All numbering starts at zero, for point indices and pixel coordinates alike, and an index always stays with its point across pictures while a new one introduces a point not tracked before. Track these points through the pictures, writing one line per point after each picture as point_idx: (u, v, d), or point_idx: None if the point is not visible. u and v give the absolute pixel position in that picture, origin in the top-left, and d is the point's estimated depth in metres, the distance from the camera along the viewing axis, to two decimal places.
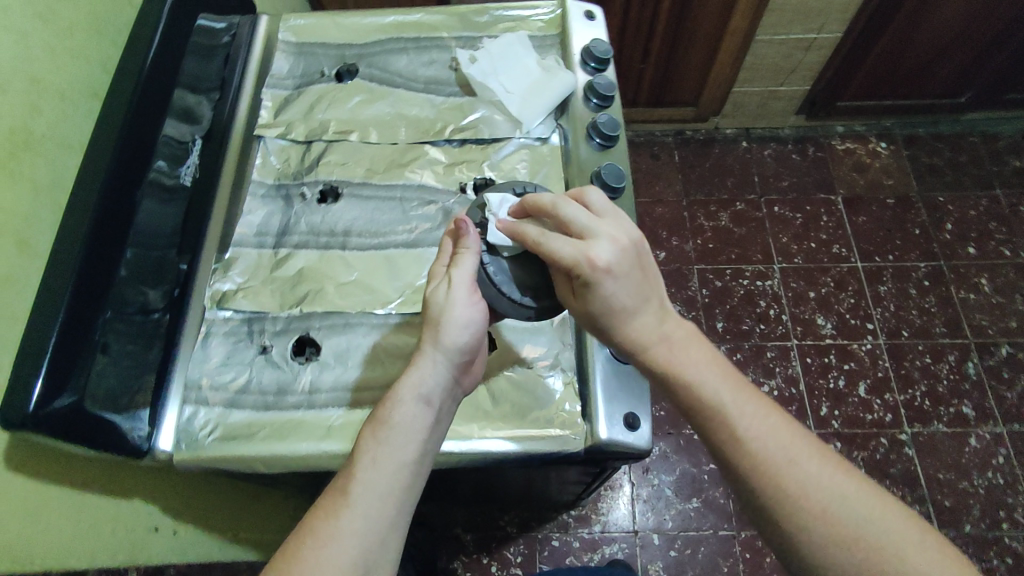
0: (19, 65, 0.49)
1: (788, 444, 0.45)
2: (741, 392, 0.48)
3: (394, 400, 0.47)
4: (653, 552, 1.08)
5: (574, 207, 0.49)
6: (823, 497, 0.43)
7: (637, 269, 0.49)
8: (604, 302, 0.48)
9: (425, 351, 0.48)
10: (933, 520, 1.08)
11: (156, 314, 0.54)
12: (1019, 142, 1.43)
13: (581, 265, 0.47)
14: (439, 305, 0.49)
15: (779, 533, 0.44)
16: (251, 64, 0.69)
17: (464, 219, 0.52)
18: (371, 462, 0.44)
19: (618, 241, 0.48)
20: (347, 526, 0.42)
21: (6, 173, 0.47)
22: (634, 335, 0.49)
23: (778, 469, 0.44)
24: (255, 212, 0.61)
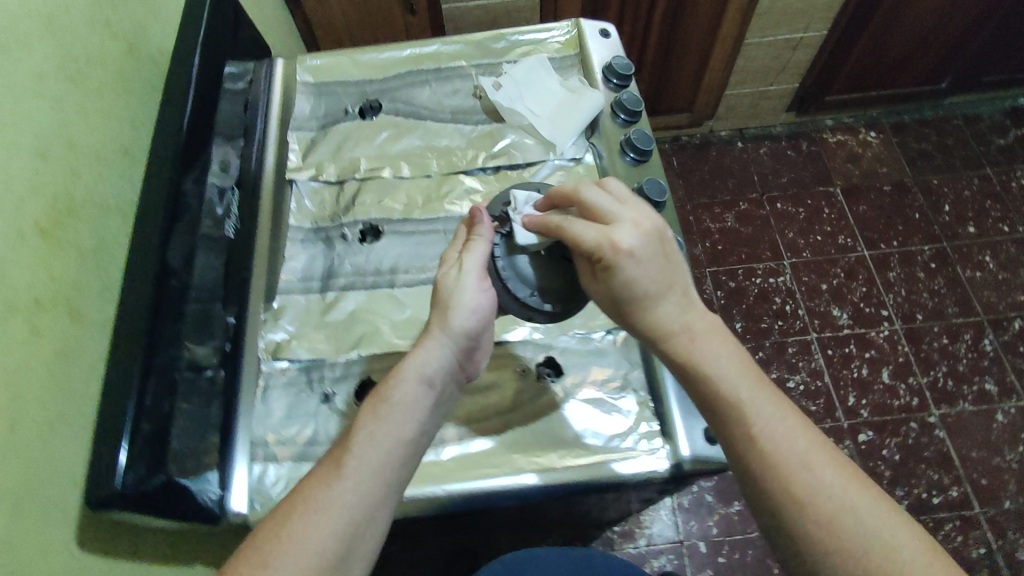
0: (60, 131, 0.47)
1: (804, 450, 0.42)
2: (760, 389, 0.44)
3: (397, 377, 0.45)
4: (702, 560, 1.07)
5: (596, 194, 0.48)
6: (834, 507, 0.40)
7: (663, 253, 0.46)
8: (627, 286, 0.46)
9: (432, 333, 0.47)
10: (973, 499, 1.09)
11: (210, 373, 0.51)
12: (1001, 121, 1.48)
13: (603, 249, 0.46)
14: (448, 287, 0.48)
15: (783, 536, 0.41)
16: (273, 110, 0.68)
17: (479, 210, 0.53)
18: (369, 438, 0.42)
19: (642, 226, 0.47)
20: (337, 498, 0.40)
21: (55, 241, 0.45)
22: (657, 323, 0.46)
23: (790, 474, 0.41)
24: (296, 257, 0.60)
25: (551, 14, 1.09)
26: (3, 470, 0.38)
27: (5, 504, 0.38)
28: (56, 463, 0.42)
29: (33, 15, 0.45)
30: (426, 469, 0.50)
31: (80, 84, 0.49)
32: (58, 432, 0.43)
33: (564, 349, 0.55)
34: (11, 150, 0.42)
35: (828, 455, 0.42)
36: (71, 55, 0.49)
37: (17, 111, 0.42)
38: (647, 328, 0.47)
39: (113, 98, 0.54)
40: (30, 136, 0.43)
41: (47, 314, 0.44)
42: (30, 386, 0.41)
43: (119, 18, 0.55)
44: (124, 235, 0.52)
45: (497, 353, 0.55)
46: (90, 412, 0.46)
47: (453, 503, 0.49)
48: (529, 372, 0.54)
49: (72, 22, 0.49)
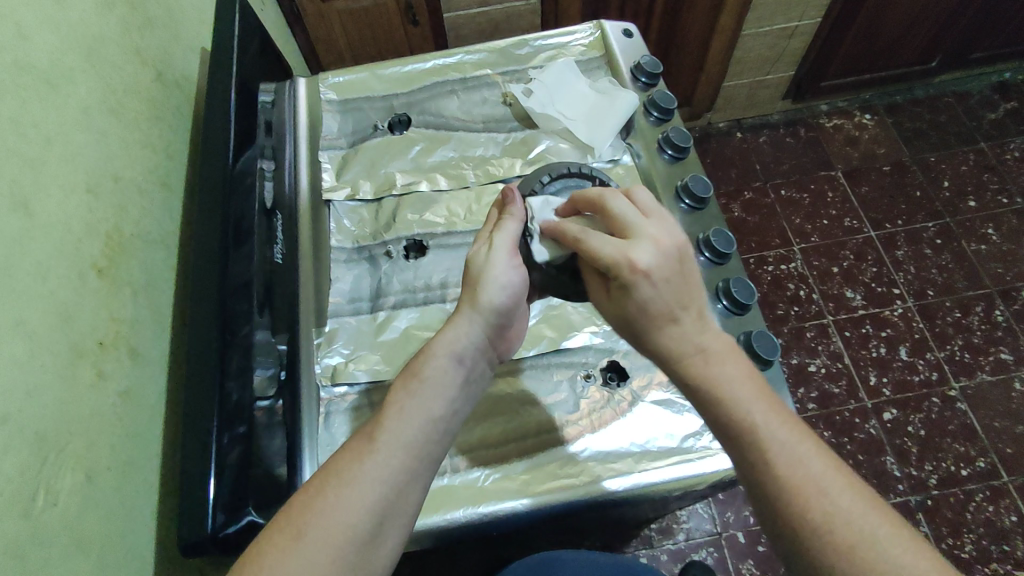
0: (105, 165, 0.45)
1: (816, 468, 0.39)
2: (777, 413, 0.41)
3: (428, 352, 0.44)
4: (741, 550, 1.07)
5: (624, 203, 0.46)
6: (854, 535, 0.37)
7: (679, 275, 0.43)
8: (641, 307, 0.42)
9: (464, 311, 0.46)
10: (1000, 469, 1.11)
11: (267, 402, 0.50)
12: (989, 96, 1.51)
13: (619, 266, 0.43)
14: (478, 265, 0.47)
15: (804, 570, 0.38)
16: (300, 130, 0.67)
17: (511, 189, 0.51)
18: (399, 411, 0.41)
19: (661, 244, 0.43)
20: (369, 471, 0.39)
21: (111, 281, 0.43)
22: (669, 345, 0.43)
23: (805, 496, 0.38)
24: (342, 278, 0.59)
25: (554, 17, 1.09)
26: (87, 521, 0.37)
27: (92, 556, 0.37)
28: (132, 508, 0.41)
29: (73, 48, 0.44)
30: (504, 484, 0.49)
31: (120, 116, 0.48)
32: (131, 476, 0.41)
33: (626, 352, 0.56)
34: (62, 190, 0.40)
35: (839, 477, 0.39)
36: (109, 87, 0.47)
37: (68, 148, 0.41)
38: (661, 348, 0.43)
39: (150, 128, 0.52)
40: (81, 172, 0.42)
41: (110, 355, 0.42)
42: (102, 432, 0.40)
43: (148, 46, 0.54)
44: (171, 268, 0.51)
45: (563, 363, 0.55)
46: (158, 453, 0.45)
47: (534, 516, 0.49)
48: (594, 377, 0.55)
49: (107, 53, 0.48)
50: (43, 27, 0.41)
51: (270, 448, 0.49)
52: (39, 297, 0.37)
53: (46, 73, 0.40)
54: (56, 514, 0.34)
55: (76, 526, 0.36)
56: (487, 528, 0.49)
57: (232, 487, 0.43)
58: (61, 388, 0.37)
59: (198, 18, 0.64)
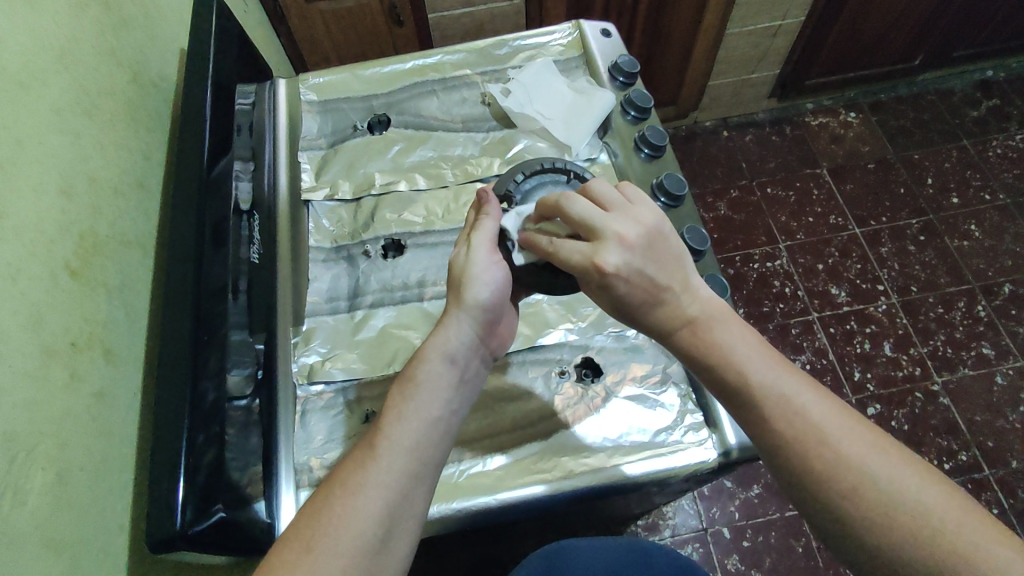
0: (79, 166, 0.45)
1: (823, 420, 0.40)
2: (773, 364, 0.43)
3: (421, 357, 0.45)
4: (727, 545, 1.08)
5: (580, 205, 0.45)
6: (857, 476, 0.38)
7: (652, 263, 0.44)
8: (621, 302, 0.44)
9: (451, 312, 0.47)
10: (981, 462, 1.12)
11: (244, 402, 0.51)
12: (972, 94, 1.52)
13: (589, 272, 0.44)
14: (461, 263, 0.48)
15: (814, 512, 0.40)
16: (280, 130, 0.67)
17: (486, 192, 0.52)
18: (398, 415, 0.43)
19: (626, 240, 0.44)
20: (375, 477, 0.40)
21: (83, 281, 0.43)
22: (659, 324, 0.45)
23: (807, 444, 0.40)
24: (321, 278, 0.60)
25: (538, 17, 1.09)
26: (58, 521, 0.37)
27: (63, 556, 0.37)
28: (105, 508, 0.41)
29: (46, 51, 0.44)
30: (476, 480, 0.50)
31: (95, 119, 0.48)
32: (104, 476, 0.42)
33: (601, 348, 0.56)
34: (37, 191, 0.40)
35: (852, 425, 0.40)
36: (84, 89, 0.48)
37: (41, 150, 0.41)
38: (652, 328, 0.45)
39: (126, 130, 0.52)
40: (53, 173, 0.42)
41: (83, 356, 0.42)
42: (73, 433, 0.40)
43: (123, 48, 0.54)
44: (146, 269, 0.51)
45: (537, 360, 0.56)
46: (132, 453, 0.45)
47: (509, 511, 0.49)
48: (569, 374, 0.55)
49: (82, 55, 0.48)
50: (13, 30, 0.41)
51: (245, 447, 0.49)
52: (10, 298, 0.37)
53: (18, 76, 0.40)
54: (26, 513, 0.35)
55: (46, 525, 0.36)
56: (461, 524, 0.49)
57: (204, 486, 0.44)
58: (31, 389, 0.37)
59: (175, 19, 0.64)
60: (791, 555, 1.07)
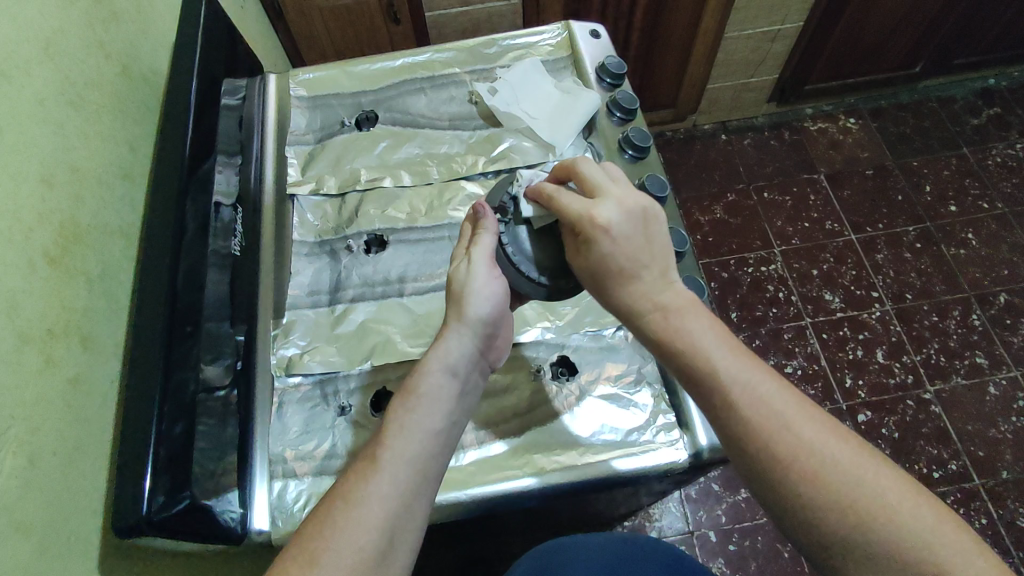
0: (61, 156, 0.46)
1: (787, 409, 0.41)
2: (736, 353, 0.44)
3: (423, 370, 0.46)
4: (713, 549, 1.08)
5: (593, 167, 0.49)
6: (817, 461, 0.39)
7: (641, 233, 0.46)
8: (601, 260, 0.46)
9: (451, 325, 0.48)
10: (971, 471, 1.12)
11: (223, 392, 0.51)
12: (973, 102, 1.52)
13: (582, 220, 0.46)
14: (460, 279, 0.48)
15: (771, 497, 0.40)
16: (269, 125, 0.68)
17: (482, 204, 0.52)
18: (400, 428, 0.43)
19: (625, 204, 0.47)
20: (377, 490, 0.40)
21: (63, 270, 0.44)
22: (630, 300, 0.46)
23: (768, 429, 0.40)
24: (302, 272, 0.61)
25: (535, 18, 1.09)
26: (27, 504, 0.37)
27: (32, 539, 0.37)
28: (78, 494, 0.41)
29: (30, 41, 0.44)
30: (448, 476, 0.50)
31: (80, 109, 0.49)
32: (79, 463, 0.42)
33: (577, 347, 0.57)
34: (18, 179, 0.41)
35: (814, 415, 0.41)
36: (69, 79, 0.48)
37: (22, 138, 0.42)
38: (622, 305, 0.46)
39: (111, 121, 0.53)
40: (35, 162, 0.43)
41: (60, 343, 0.42)
42: (47, 418, 0.40)
43: (112, 40, 0.55)
44: (129, 258, 0.51)
45: (514, 357, 0.56)
46: (109, 441, 0.45)
47: (479, 507, 0.50)
48: (544, 372, 0.56)
49: (68, 46, 0.49)
50: None
51: (222, 438, 0.50)
52: None
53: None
54: None
55: (15, 508, 0.36)
56: (434, 518, 0.50)
57: (173, 475, 0.44)
58: (6, 372, 0.37)
59: (168, 13, 0.65)
60: (778, 560, 1.06)
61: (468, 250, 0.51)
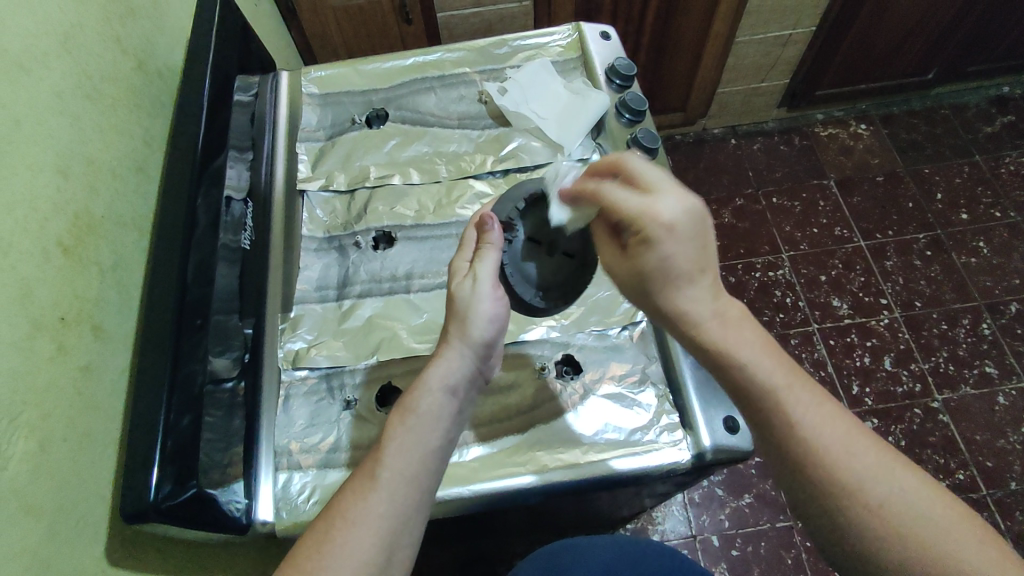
0: (76, 147, 0.46)
1: (846, 435, 0.41)
2: (796, 376, 0.44)
3: (422, 387, 0.45)
4: (715, 554, 1.07)
5: (647, 161, 0.45)
6: (883, 492, 0.40)
7: (700, 234, 0.43)
8: (659, 263, 0.43)
9: (452, 343, 0.47)
10: (979, 482, 1.11)
11: (230, 384, 0.52)
12: (986, 109, 1.50)
13: (643, 219, 0.43)
14: (465, 296, 0.48)
15: (829, 525, 0.41)
16: (280, 121, 0.68)
17: (491, 215, 0.51)
18: (399, 447, 0.43)
19: (687, 202, 0.43)
20: (375, 509, 0.40)
21: (76, 259, 0.44)
22: (683, 308, 0.44)
23: (832, 457, 0.41)
24: (311, 267, 0.61)
25: (546, 20, 1.09)
26: (38, 489, 0.38)
27: (40, 523, 0.37)
28: (86, 480, 0.42)
29: (49, 35, 0.45)
30: (450, 471, 0.50)
31: (96, 102, 0.50)
32: (88, 450, 0.42)
33: (581, 346, 0.57)
34: (34, 170, 0.42)
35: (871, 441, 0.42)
36: (85, 73, 0.49)
37: (39, 130, 0.43)
38: (674, 310, 0.44)
39: (126, 114, 0.53)
40: (51, 153, 0.43)
41: (72, 331, 0.43)
42: (58, 404, 0.40)
43: (128, 35, 0.56)
44: (141, 251, 0.52)
45: (518, 355, 0.56)
46: (117, 431, 0.45)
47: (481, 502, 0.50)
48: (548, 370, 0.56)
49: (85, 40, 0.50)
50: (17, 13, 0.42)
51: (228, 429, 0.51)
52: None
53: (18, 58, 0.42)
54: (6, 478, 0.35)
55: (25, 492, 0.36)
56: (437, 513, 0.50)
57: (180, 464, 0.45)
58: (18, 358, 0.38)
59: (184, 9, 0.66)
60: (780, 566, 1.06)
61: (473, 265, 0.50)
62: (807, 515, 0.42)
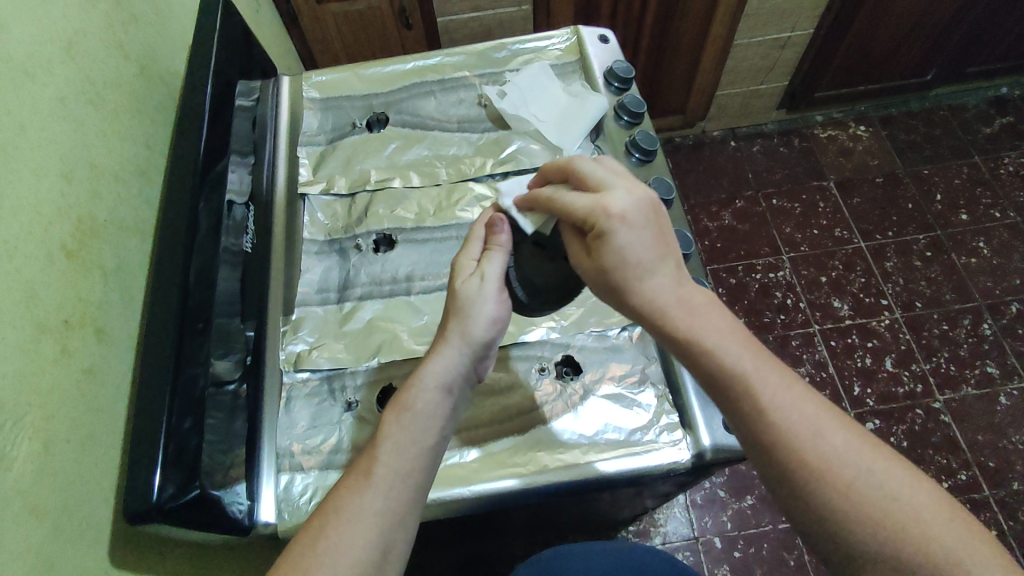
0: (79, 152, 0.47)
1: (813, 416, 0.42)
2: (764, 360, 0.44)
3: (418, 385, 0.45)
4: (717, 555, 1.07)
5: (591, 165, 0.48)
6: (850, 472, 0.40)
7: (654, 223, 0.45)
8: (619, 255, 0.44)
9: (450, 341, 0.47)
10: (982, 483, 1.10)
11: (233, 386, 0.53)
12: (985, 111, 1.51)
13: (595, 214, 0.44)
14: (470, 295, 0.48)
15: (798, 507, 0.41)
16: (282, 126, 0.69)
17: (502, 218, 0.52)
18: (393, 444, 0.43)
19: (634, 193, 0.45)
20: (369, 507, 0.41)
21: (79, 263, 0.45)
22: (652, 297, 0.44)
23: (800, 438, 0.41)
24: (312, 270, 0.62)
25: (545, 24, 1.10)
26: (42, 490, 0.38)
27: (44, 523, 0.38)
28: (90, 482, 0.42)
29: (53, 41, 0.46)
30: (451, 472, 0.51)
31: (99, 108, 0.50)
32: (91, 451, 0.43)
33: (581, 347, 0.57)
34: (39, 174, 0.42)
35: (840, 423, 0.42)
36: (89, 79, 0.49)
37: (43, 134, 0.43)
38: (643, 301, 0.45)
39: (128, 119, 0.54)
40: (54, 158, 0.44)
41: (75, 334, 0.43)
42: (62, 405, 0.41)
43: (131, 42, 0.56)
44: (144, 254, 0.52)
45: (518, 356, 0.57)
46: (120, 434, 0.46)
47: (483, 503, 0.50)
48: (548, 371, 0.56)
49: (89, 47, 0.50)
50: (21, 20, 0.43)
51: (231, 430, 0.51)
52: (5, 274, 0.38)
53: (23, 64, 0.42)
54: (11, 478, 0.36)
55: (29, 493, 0.37)
56: (437, 515, 0.51)
57: (184, 465, 0.45)
58: (22, 361, 0.38)
59: (187, 16, 0.67)
60: (783, 567, 1.05)
61: (479, 265, 0.50)
62: (776, 497, 0.42)
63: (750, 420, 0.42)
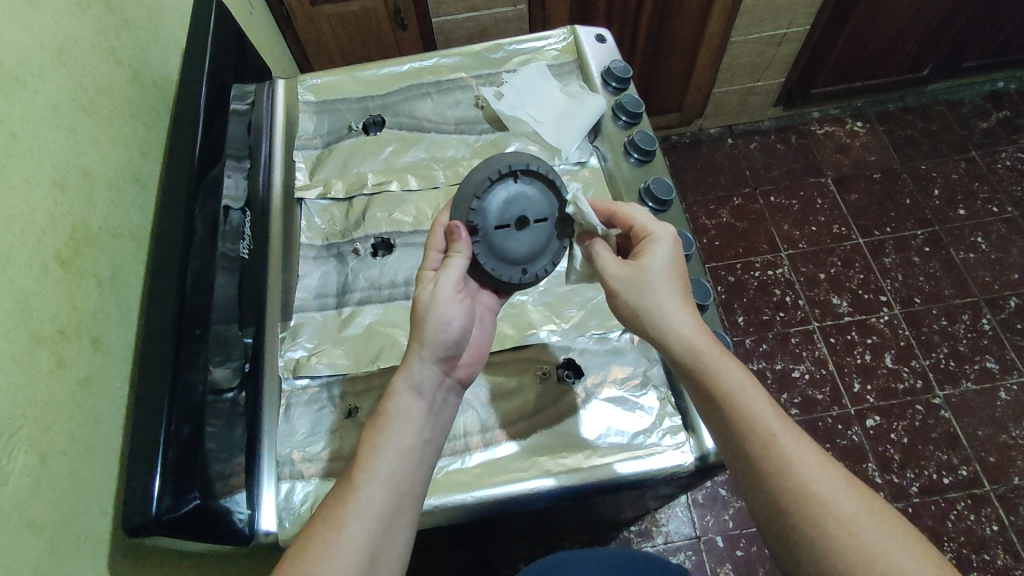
0: (72, 160, 0.46)
1: (812, 453, 0.43)
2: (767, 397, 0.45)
3: (391, 391, 0.45)
4: (720, 554, 1.07)
5: None
6: (848, 511, 0.40)
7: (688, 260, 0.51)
8: (664, 261, 0.49)
9: (413, 347, 0.47)
10: (982, 477, 1.11)
11: (231, 394, 0.52)
12: (981, 105, 1.51)
13: (655, 224, 0.51)
14: (424, 301, 0.47)
15: (793, 544, 0.41)
16: (277, 128, 0.68)
17: (456, 224, 0.49)
18: (372, 448, 0.43)
19: None
20: (353, 511, 0.41)
21: (74, 272, 0.44)
22: (673, 312, 0.47)
23: (800, 472, 0.42)
24: (310, 275, 0.62)
25: (541, 23, 1.09)
26: (38, 503, 0.37)
27: (42, 537, 0.37)
28: (87, 493, 0.41)
29: (44, 48, 0.45)
30: (454, 478, 0.50)
31: (91, 114, 0.50)
32: (89, 464, 0.42)
33: (582, 350, 0.57)
34: (32, 183, 0.42)
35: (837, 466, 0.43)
36: (81, 85, 0.49)
37: (35, 142, 0.42)
38: (666, 305, 0.47)
39: (121, 124, 0.53)
40: (47, 166, 0.43)
41: (71, 344, 0.43)
42: (58, 418, 0.40)
43: (124, 46, 0.56)
44: (139, 262, 0.51)
45: (519, 359, 0.57)
46: (117, 446, 0.45)
47: (485, 509, 0.50)
48: (549, 376, 0.56)
49: (81, 52, 0.49)
50: (12, 27, 0.42)
51: (230, 438, 0.50)
52: None
53: (13, 70, 0.41)
54: (6, 493, 0.35)
55: (25, 508, 0.36)
56: (438, 522, 0.50)
57: (183, 475, 0.45)
58: (16, 372, 0.37)
59: (179, 18, 0.66)
60: None
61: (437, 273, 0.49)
62: (771, 535, 0.43)
63: (756, 447, 0.43)
